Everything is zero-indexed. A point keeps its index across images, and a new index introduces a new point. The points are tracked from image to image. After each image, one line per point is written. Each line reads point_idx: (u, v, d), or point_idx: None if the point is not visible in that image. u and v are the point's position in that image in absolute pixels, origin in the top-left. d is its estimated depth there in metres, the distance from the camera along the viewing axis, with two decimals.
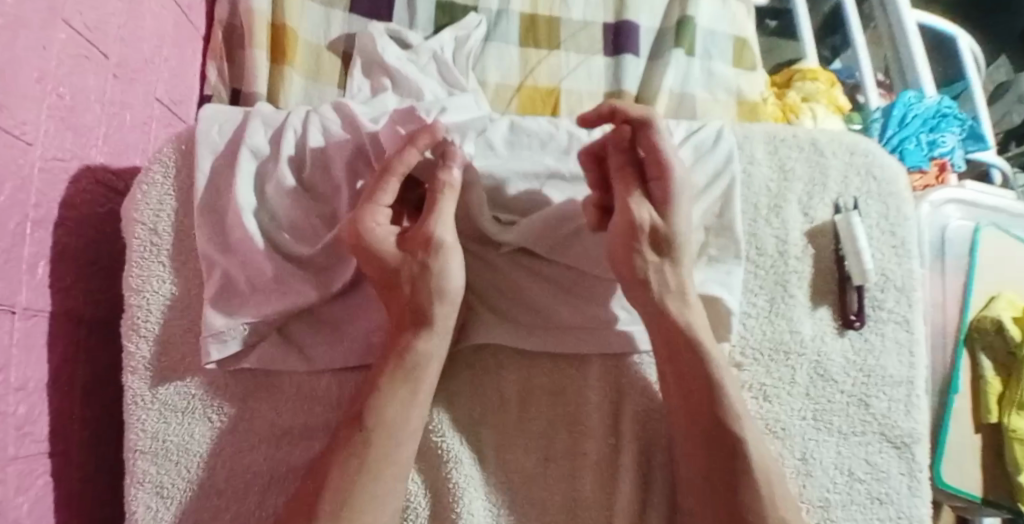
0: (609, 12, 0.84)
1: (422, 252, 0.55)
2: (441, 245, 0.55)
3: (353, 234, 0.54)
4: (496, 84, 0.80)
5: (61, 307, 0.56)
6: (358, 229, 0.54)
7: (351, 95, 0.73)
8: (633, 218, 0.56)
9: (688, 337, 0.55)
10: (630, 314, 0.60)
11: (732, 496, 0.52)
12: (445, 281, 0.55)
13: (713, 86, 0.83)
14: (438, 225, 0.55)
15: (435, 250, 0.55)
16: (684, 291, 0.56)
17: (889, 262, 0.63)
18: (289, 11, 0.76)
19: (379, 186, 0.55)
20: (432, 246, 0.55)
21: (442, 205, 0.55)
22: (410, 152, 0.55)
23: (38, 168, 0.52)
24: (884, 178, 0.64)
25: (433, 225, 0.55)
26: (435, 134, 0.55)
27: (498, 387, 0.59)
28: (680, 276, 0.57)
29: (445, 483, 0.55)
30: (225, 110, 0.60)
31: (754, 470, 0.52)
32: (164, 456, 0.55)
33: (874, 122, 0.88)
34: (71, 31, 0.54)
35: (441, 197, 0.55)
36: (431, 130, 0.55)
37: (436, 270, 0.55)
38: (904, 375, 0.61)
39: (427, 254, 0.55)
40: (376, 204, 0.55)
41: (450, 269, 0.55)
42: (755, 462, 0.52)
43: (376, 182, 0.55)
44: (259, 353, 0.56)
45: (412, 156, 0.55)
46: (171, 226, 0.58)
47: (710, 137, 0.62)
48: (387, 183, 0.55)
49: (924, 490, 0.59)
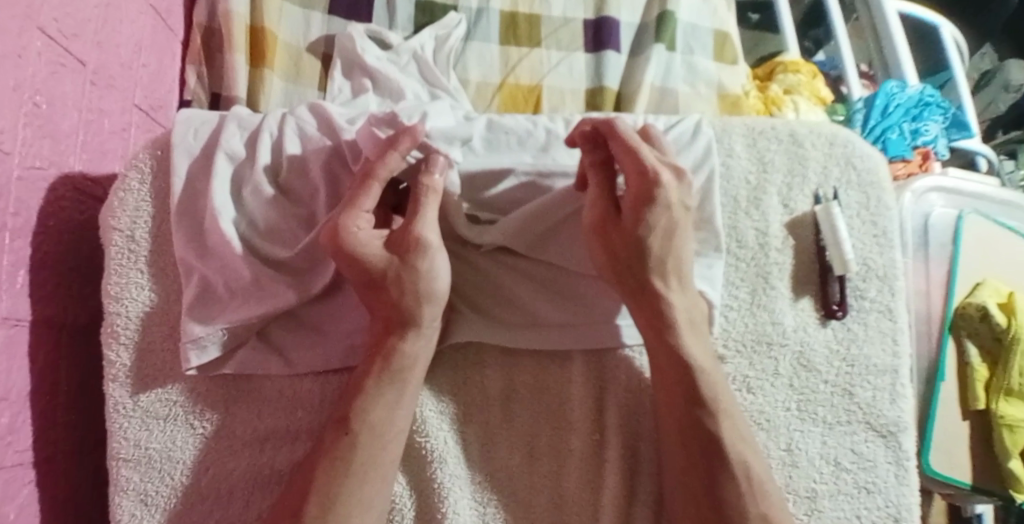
0: (589, 8, 0.84)
1: (408, 254, 0.54)
2: (427, 245, 0.54)
3: (334, 238, 0.53)
4: (477, 83, 0.80)
5: (41, 316, 0.56)
6: (339, 234, 0.53)
7: (331, 98, 0.73)
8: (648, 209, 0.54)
9: (666, 333, 0.55)
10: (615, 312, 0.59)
11: (709, 489, 0.52)
12: (433, 280, 0.55)
13: (695, 80, 0.83)
14: (423, 226, 0.55)
15: (422, 252, 0.54)
16: (670, 291, 0.56)
17: (871, 252, 0.63)
18: (268, 15, 0.76)
19: (361, 192, 0.54)
20: (419, 248, 0.54)
21: (426, 210, 0.55)
22: (392, 156, 0.54)
23: (16, 177, 0.52)
24: (864, 168, 0.64)
25: (417, 226, 0.54)
26: (415, 134, 0.54)
27: (483, 385, 0.58)
28: (667, 262, 0.56)
29: (431, 483, 0.55)
30: (201, 114, 0.59)
31: (734, 462, 0.53)
32: (148, 464, 0.55)
33: (857, 112, 0.87)
34: (47, 38, 0.54)
35: (426, 202, 0.55)
36: (411, 133, 0.54)
37: (423, 270, 0.54)
38: (889, 364, 0.61)
39: (413, 256, 0.54)
40: (358, 208, 0.54)
41: (435, 268, 0.55)
42: (735, 459, 0.53)
43: (358, 186, 0.55)
44: (240, 358, 0.56)
45: (394, 160, 0.54)
46: (149, 232, 0.58)
47: (688, 131, 0.62)
48: (369, 189, 0.54)
49: (911, 478, 0.59)
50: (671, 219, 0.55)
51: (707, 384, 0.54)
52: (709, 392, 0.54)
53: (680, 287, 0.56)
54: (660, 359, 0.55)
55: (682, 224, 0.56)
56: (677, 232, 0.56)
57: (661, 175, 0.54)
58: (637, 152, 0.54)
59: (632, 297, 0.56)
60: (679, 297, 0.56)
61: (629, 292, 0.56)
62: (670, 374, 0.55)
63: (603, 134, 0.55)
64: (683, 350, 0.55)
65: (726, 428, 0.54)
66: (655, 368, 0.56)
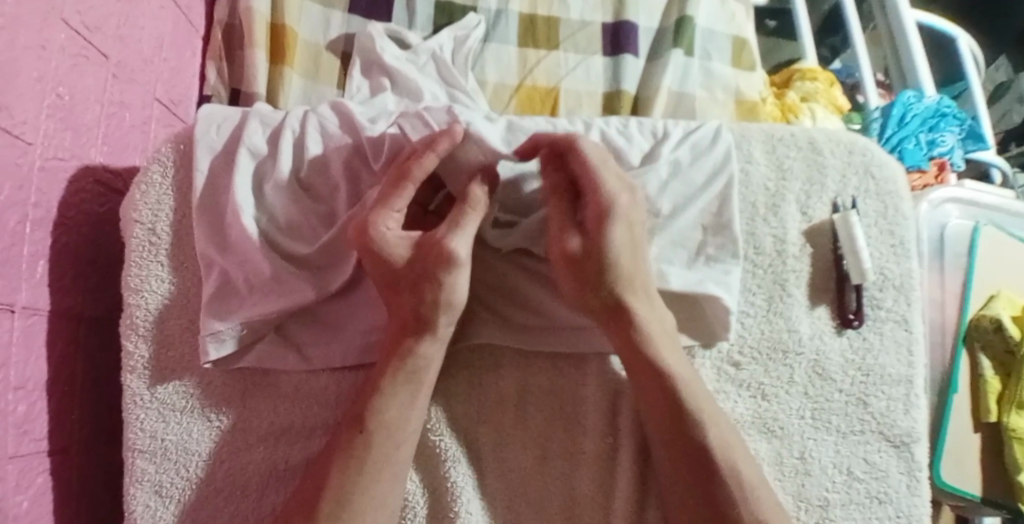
0: (607, 11, 0.84)
1: (435, 266, 0.54)
2: (456, 260, 0.53)
3: (362, 234, 0.54)
4: (495, 84, 0.80)
5: (59, 306, 0.57)
6: (367, 230, 0.53)
7: (350, 96, 0.73)
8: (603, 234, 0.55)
9: (662, 343, 0.55)
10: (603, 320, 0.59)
11: (710, 496, 0.52)
12: (451, 292, 0.54)
13: (711, 85, 0.83)
14: (456, 240, 0.54)
15: (448, 268, 0.53)
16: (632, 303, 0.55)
17: (888, 261, 0.63)
18: (288, 12, 0.77)
19: (395, 192, 0.54)
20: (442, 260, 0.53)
21: (468, 221, 0.54)
22: (428, 157, 0.54)
23: (38, 167, 0.52)
24: (883, 177, 0.64)
25: (450, 239, 0.54)
26: (454, 136, 0.54)
27: (497, 385, 0.59)
28: (626, 287, 0.55)
29: (443, 482, 0.55)
30: (222, 110, 0.59)
31: (724, 471, 0.52)
32: (163, 455, 0.55)
33: (874, 121, 0.88)
34: (71, 30, 0.55)
35: (469, 212, 0.55)
36: (450, 132, 0.54)
37: (447, 284, 0.54)
38: (903, 374, 0.61)
39: (437, 271, 0.53)
40: (389, 208, 0.54)
41: (455, 284, 0.54)
42: (725, 465, 0.53)
43: (392, 186, 0.54)
44: (257, 352, 0.56)
45: (430, 161, 0.54)
46: (170, 226, 0.58)
47: (708, 136, 0.62)
48: (404, 189, 0.54)
49: (923, 489, 0.59)
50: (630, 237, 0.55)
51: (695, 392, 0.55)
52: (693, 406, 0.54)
53: (646, 300, 0.56)
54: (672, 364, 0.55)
55: (638, 241, 0.56)
56: (636, 250, 0.56)
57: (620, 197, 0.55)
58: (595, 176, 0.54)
59: (604, 312, 0.56)
60: (644, 309, 0.56)
61: (600, 310, 0.56)
62: (659, 383, 0.54)
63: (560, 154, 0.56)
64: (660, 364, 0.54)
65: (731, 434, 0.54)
66: (636, 383, 0.56)
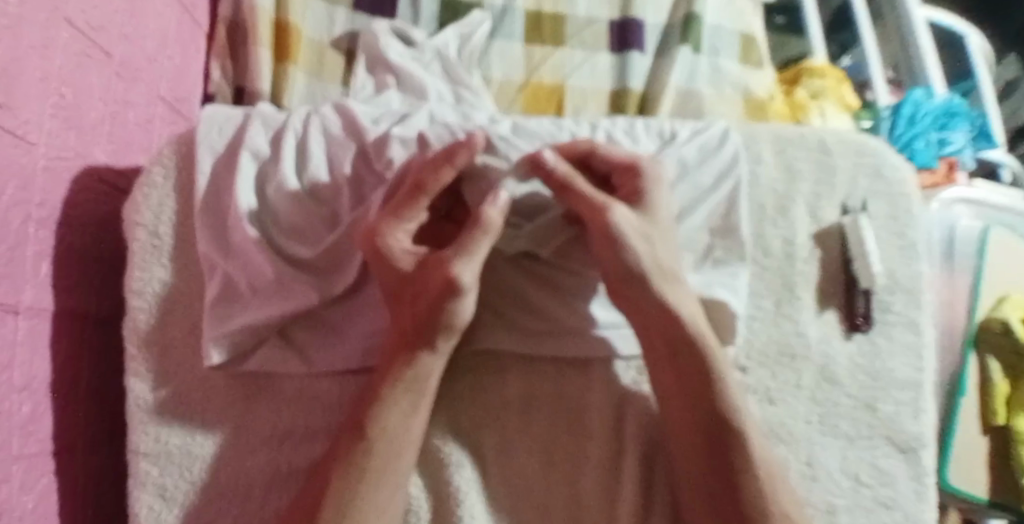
0: (614, 9, 0.83)
1: (438, 280, 0.52)
2: (460, 286, 0.51)
3: (372, 245, 0.54)
4: (500, 82, 0.79)
5: (63, 306, 0.56)
6: (377, 242, 0.53)
7: (354, 94, 0.72)
8: (616, 223, 0.53)
9: (688, 338, 0.54)
10: (606, 320, 0.59)
11: (732, 495, 0.52)
12: (453, 315, 0.53)
13: (720, 83, 0.82)
14: (461, 264, 0.52)
15: (452, 294, 0.52)
16: (663, 290, 0.54)
17: (897, 264, 0.62)
18: (292, 8, 0.76)
19: (408, 205, 0.53)
20: (445, 284, 0.51)
21: (478, 246, 0.52)
22: (445, 170, 0.52)
23: (41, 167, 0.52)
24: (893, 179, 0.63)
25: (456, 263, 0.52)
26: (473, 148, 0.52)
27: (500, 390, 0.58)
28: (658, 272, 0.54)
29: (447, 486, 0.55)
30: (224, 111, 0.60)
31: (754, 468, 0.52)
32: (167, 458, 0.55)
33: (883, 120, 0.86)
34: (74, 29, 0.54)
35: (480, 237, 0.52)
36: (469, 148, 0.52)
37: (449, 305, 0.52)
38: (912, 378, 0.60)
39: (443, 295, 0.52)
40: (399, 220, 0.54)
41: (460, 307, 0.52)
42: (757, 460, 0.52)
43: (407, 197, 0.53)
44: (261, 355, 0.56)
45: (446, 175, 0.52)
46: (173, 228, 0.58)
47: (716, 137, 0.61)
48: (417, 202, 0.53)
49: (931, 495, 0.58)
50: (653, 221, 0.55)
51: (729, 385, 0.54)
52: (705, 410, 0.53)
53: (676, 287, 0.55)
54: (663, 372, 0.55)
55: (656, 230, 0.54)
56: (654, 242, 0.54)
57: (649, 180, 0.55)
58: (631, 167, 0.56)
59: (624, 301, 0.55)
60: (672, 293, 0.55)
61: (618, 288, 0.55)
62: (680, 386, 0.54)
63: (585, 156, 0.57)
64: (678, 363, 0.54)
65: (753, 425, 0.53)
66: (657, 387, 0.56)
